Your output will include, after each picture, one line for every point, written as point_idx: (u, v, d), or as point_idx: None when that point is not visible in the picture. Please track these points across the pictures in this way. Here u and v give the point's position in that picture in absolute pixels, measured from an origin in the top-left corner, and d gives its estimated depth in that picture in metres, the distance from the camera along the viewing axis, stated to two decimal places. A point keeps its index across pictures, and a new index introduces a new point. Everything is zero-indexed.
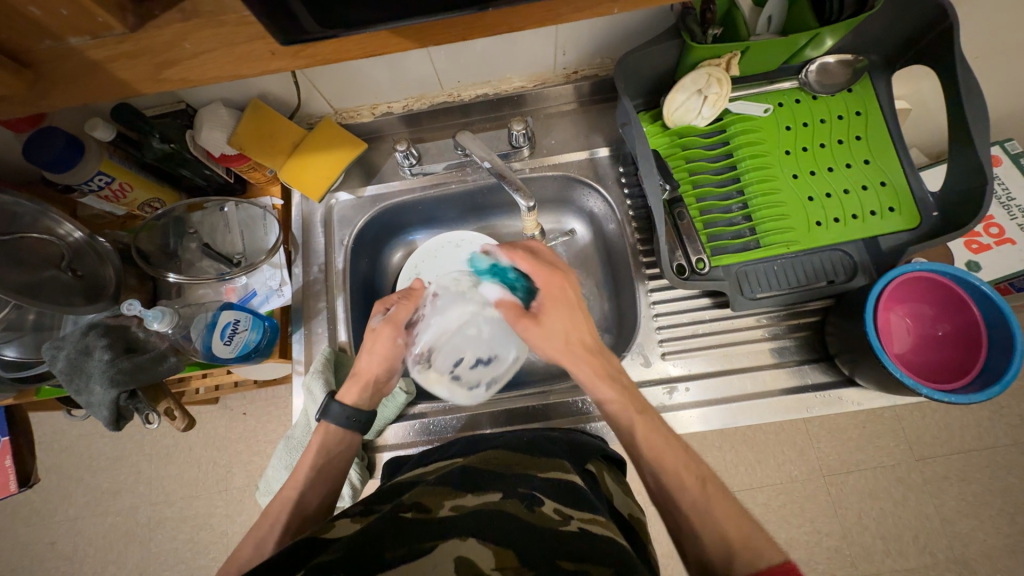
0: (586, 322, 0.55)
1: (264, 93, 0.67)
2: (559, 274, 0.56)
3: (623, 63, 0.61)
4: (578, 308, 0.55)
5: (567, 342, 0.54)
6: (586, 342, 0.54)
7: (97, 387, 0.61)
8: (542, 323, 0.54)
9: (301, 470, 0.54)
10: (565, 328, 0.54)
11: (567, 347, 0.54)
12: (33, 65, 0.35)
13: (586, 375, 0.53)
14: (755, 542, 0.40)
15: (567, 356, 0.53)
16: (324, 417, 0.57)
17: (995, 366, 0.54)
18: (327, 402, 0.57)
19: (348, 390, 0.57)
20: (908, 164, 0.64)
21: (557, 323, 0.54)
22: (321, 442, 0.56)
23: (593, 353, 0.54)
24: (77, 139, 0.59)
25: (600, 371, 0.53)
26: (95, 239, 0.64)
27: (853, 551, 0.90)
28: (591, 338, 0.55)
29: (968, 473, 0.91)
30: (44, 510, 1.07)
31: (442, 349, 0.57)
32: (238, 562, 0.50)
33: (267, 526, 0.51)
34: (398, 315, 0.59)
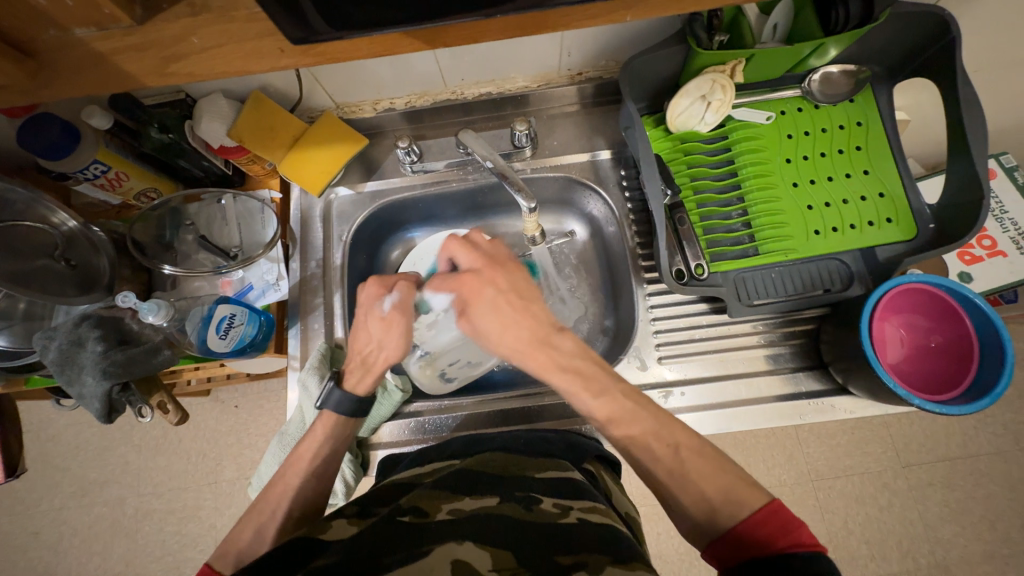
0: (519, 316, 0.49)
1: (265, 85, 0.66)
2: (468, 276, 0.50)
3: (629, 67, 0.61)
4: (501, 301, 0.49)
5: (505, 343, 0.49)
6: (527, 336, 0.48)
7: (88, 379, 0.60)
8: (476, 325, 0.50)
9: (306, 455, 0.53)
10: (493, 327, 0.49)
11: (507, 347, 0.49)
12: (36, 54, 0.34)
13: (534, 370, 0.49)
14: (734, 490, 0.42)
15: (512, 354, 0.49)
16: (326, 406, 0.55)
17: (986, 378, 0.55)
18: (330, 390, 0.55)
19: (360, 379, 0.56)
20: (907, 176, 0.64)
21: (489, 324, 0.49)
22: (326, 432, 0.55)
23: (536, 343, 0.48)
24: (73, 127, 0.58)
25: (548, 365, 0.48)
26: (89, 228, 0.63)
27: (838, 555, 0.91)
28: (531, 330, 0.48)
29: (952, 481, 0.92)
30: (29, 500, 1.06)
31: (443, 354, 0.67)
32: (233, 551, 0.50)
33: (266, 514, 0.51)
34: (404, 301, 0.54)
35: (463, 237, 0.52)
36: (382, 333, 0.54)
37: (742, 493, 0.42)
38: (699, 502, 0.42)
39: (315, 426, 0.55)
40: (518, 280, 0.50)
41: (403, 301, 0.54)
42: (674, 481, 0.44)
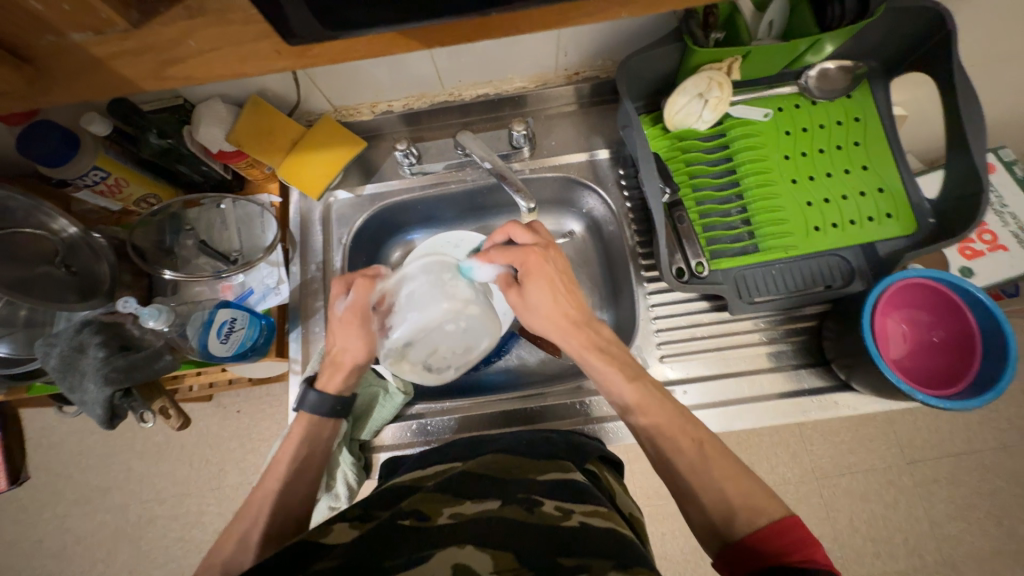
0: (570, 297, 0.53)
1: (263, 89, 0.66)
2: (535, 249, 0.52)
3: (626, 66, 0.61)
4: (559, 282, 0.52)
5: (552, 318, 0.52)
6: (572, 315, 0.52)
7: (89, 386, 0.60)
8: (527, 298, 0.52)
9: (284, 459, 0.54)
10: (549, 305, 0.52)
11: (552, 322, 0.52)
12: (35, 61, 0.35)
13: (574, 349, 0.52)
14: (754, 498, 0.42)
15: (554, 330, 0.52)
16: (303, 407, 0.56)
17: (988, 373, 0.54)
18: (305, 389, 0.56)
19: (330, 377, 0.57)
20: (906, 171, 0.64)
21: (541, 297, 0.52)
22: (302, 434, 0.55)
23: (582, 325, 0.52)
24: (72, 134, 0.58)
25: (586, 344, 0.52)
26: (89, 234, 0.62)
27: (844, 553, 0.91)
28: (578, 311, 0.52)
29: (958, 476, 0.92)
30: (32, 508, 1.06)
31: (417, 344, 0.54)
32: (218, 560, 0.50)
33: (246, 522, 0.51)
34: (358, 302, 0.55)
35: (525, 223, 0.56)
36: (342, 332, 0.56)
37: (761, 501, 0.42)
38: (718, 502, 0.43)
39: (295, 426, 0.56)
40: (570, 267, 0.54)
41: (358, 302, 0.55)
42: (695, 476, 0.44)
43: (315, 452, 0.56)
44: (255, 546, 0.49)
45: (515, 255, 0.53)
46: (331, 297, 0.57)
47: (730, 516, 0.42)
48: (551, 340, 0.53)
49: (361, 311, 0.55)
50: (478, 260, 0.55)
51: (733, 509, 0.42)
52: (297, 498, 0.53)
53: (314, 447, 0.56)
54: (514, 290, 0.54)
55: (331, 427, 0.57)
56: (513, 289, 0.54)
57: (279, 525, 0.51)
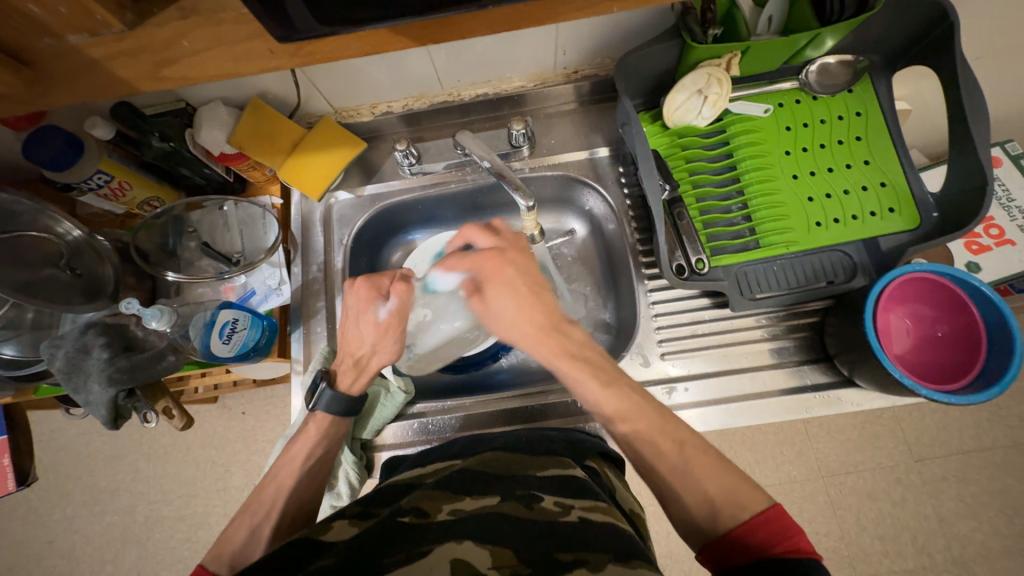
0: (535, 301, 0.50)
1: (264, 92, 0.67)
2: (490, 253, 0.53)
3: (624, 63, 0.61)
4: (521, 286, 0.51)
5: (516, 325, 0.50)
6: (539, 321, 0.50)
7: (95, 386, 0.61)
8: (489, 305, 0.52)
9: (299, 457, 0.54)
10: (508, 311, 0.50)
11: (516, 329, 0.51)
12: (33, 64, 0.35)
13: (544, 357, 0.50)
14: (736, 490, 0.42)
15: (520, 337, 0.50)
16: (318, 406, 0.56)
17: (994, 367, 0.54)
18: (321, 389, 0.56)
19: (352, 379, 0.57)
20: (908, 165, 0.63)
21: (503, 304, 0.51)
22: (320, 431, 0.55)
23: (549, 332, 0.50)
24: (75, 138, 0.59)
25: (558, 350, 0.49)
26: (93, 237, 0.63)
27: (851, 552, 0.90)
28: (544, 317, 0.50)
29: (967, 474, 0.90)
30: (41, 509, 1.07)
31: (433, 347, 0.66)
32: (226, 553, 0.50)
33: (260, 514, 0.51)
34: (400, 309, 0.56)
35: (484, 225, 0.57)
36: (376, 337, 0.56)
37: (743, 495, 0.42)
38: (700, 501, 0.42)
39: (309, 425, 0.56)
40: (535, 271, 0.52)
41: (398, 308, 0.56)
42: (677, 477, 0.44)
43: (330, 451, 0.56)
44: (266, 539, 0.50)
45: (478, 260, 0.53)
46: (368, 302, 0.56)
47: (714, 514, 0.41)
48: (520, 349, 0.51)
49: (399, 317, 0.56)
50: (438, 271, 0.57)
51: (717, 507, 0.41)
52: (299, 497, 0.53)
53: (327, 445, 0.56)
54: (479, 297, 0.53)
55: (346, 426, 0.58)
56: (478, 297, 0.53)
57: (289, 521, 0.52)
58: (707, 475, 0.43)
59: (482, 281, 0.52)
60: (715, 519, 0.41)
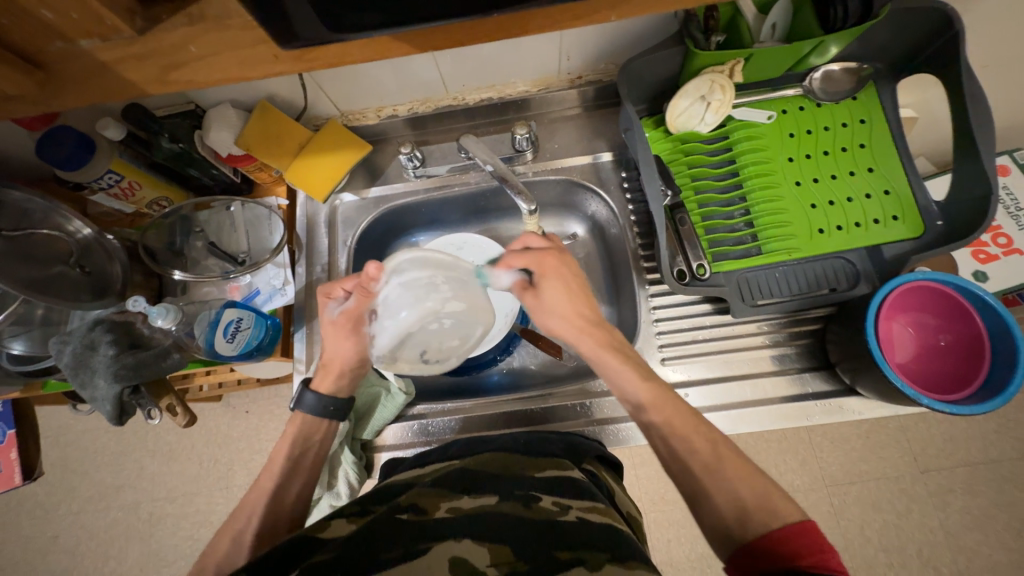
0: (584, 297, 0.55)
1: (272, 95, 0.68)
2: (550, 251, 0.55)
3: (627, 69, 0.62)
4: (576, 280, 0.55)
5: (567, 317, 0.54)
6: (588, 314, 0.54)
7: (101, 382, 0.61)
8: (542, 297, 0.55)
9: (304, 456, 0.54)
10: (564, 304, 0.54)
11: (567, 320, 0.54)
12: (44, 66, 0.36)
13: (591, 349, 0.53)
14: (770, 499, 0.41)
15: (571, 328, 0.54)
16: (299, 407, 0.58)
17: (998, 378, 0.53)
18: (300, 391, 0.58)
19: (324, 379, 0.58)
20: (912, 173, 0.63)
21: (555, 296, 0.54)
22: (295, 433, 0.57)
23: (598, 327, 0.54)
24: (88, 139, 0.60)
25: (604, 342, 0.53)
26: (104, 237, 0.65)
27: (855, 563, 0.89)
28: (595, 312, 0.54)
29: (974, 486, 0.89)
30: (48, 503, 1.08)
31: (405, 347, 0.53)
32: (215, 558, 0.49)
33: (242, 519, 0.51)
34: (353, 311, 0.56)
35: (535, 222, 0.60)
36: (332, 334, 0.57)
37: (775, 502, 0.41)
38: (731, 500, 0.42)
39: (289, 428, 0.57)
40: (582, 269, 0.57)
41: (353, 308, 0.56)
42: (710, 478, 0.44)
43: (307, 450, 0.56)
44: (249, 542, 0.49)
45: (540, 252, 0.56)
46: (326, 301, 0.58)
47: (744, 518, 0.41)
48: (567, 342, 0.54)
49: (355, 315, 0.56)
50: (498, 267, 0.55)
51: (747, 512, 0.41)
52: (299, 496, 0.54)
53: (304, 445, 0.56)
54: (531, 290, 0.55)
55: (328, 428, 0.58)
56: (529, 290, 0.56)
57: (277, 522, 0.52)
58: (741, 479, 0.43)
59: (535, 274, 0.55)
60: (743, 524, 0.40)
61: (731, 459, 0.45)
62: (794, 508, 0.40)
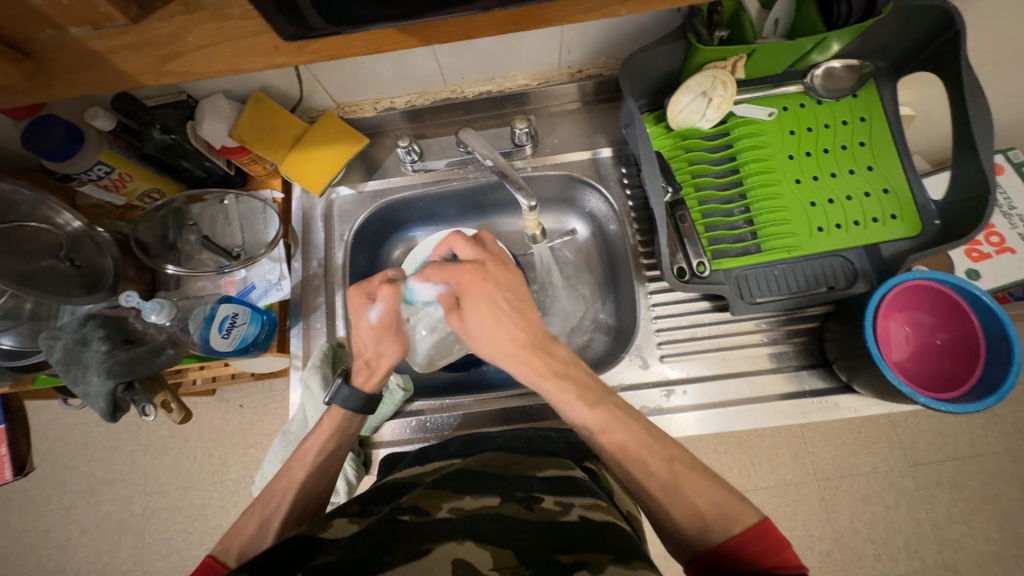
0: (518, 320, 0.51)
1: (266, 85, 0.67)
2: (468, 267, 0.52)
3: (629, 63, 0.61)
4: (501, 302, 0.51)
5: (497, 345, 0.51)
6: (522, 340, 0.50)
7: (94, 378, 0.60)
8: (467, 322, 0.52)
9: (312, 449, 0.54)
10: (490, 327, 0.51)
11: (497, 347, 0.51)
12: (33, 55, 0.35)
13: (527, 377, 0.51)
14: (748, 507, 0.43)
15: (501, 356, 0.51)
16: (334, 401, 0.56)
17: (992, 377, 0.54)
18: (337, 384, 0.56)
19: (368, 375, 0.58)
20: (911, 171, 0.63)
21: (481, 321, 0.51)
22: (333, 427, 0.55)
23: (536, 350, 0.51)
24: (76, 128, 0.59)
25: (541, 369, 0.50)
26: (93, 229, 0.63)
27: (844, 555, 0.91)
28: (530, 335, 0.51)
29: (961, 480, 0.91)
30: (38, 498, 1.07)
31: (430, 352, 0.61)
32: (237, 542, 0.50)
33: (271, 505, 0.52)
34: (387, 318, 0.55)
35: (469, 235, 0.55)
36: (375, 340, 0.56)
37: (734, 509, 0.42)
38: (690, 516, 0.43)
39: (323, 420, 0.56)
40: (517, 286, 0.52)
41: (388, 309, 0.55)
42: (666, 495, 0.44)
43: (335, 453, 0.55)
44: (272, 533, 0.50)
45: (458, 278, 0.52)
46: (353, 308, 0.56)
47: (704, 529, 0.42)
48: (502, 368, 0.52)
49: (391, 318, 0.55)
50: (416, 280, 0.56)
51: (713, 510, 0.42)
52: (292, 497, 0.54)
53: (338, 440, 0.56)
54: (457, 314, 0.53)
55: (359, 421, 0.58)
56: (456, 313, 0.53)
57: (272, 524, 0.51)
58: (697, 491, 0.44)
59: (460, 298, 0.52)
60: (705, 534, 0.42)
61: (687, 474, 0.45)
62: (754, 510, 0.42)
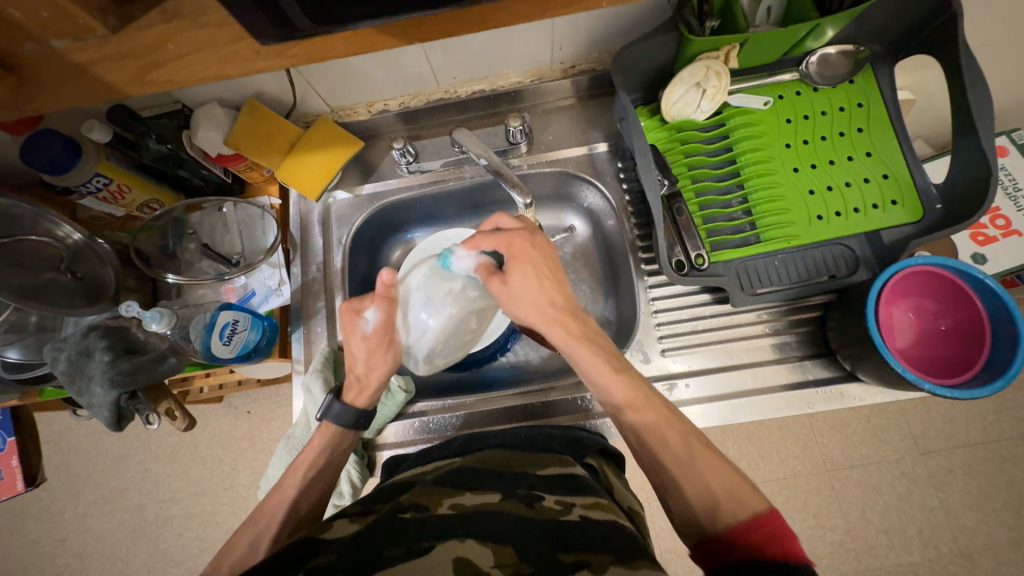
0: (557, 283, 0.53)
1: (260, 92, 0.67)
2: (519, 233, 0.54)
3: (620, 57, 0.61)
4: (544, 267, 0.53)
5: (539, 306, 0.52)
6: (559, 301, 0.53)
7: (97, 388, 0.61)
8: (510, 285, 0.54)
9: (303, 464, 0.55)
10: (530, 289, 0.53)
11: (537, 309, 0.53)
12: (17, 68, 0.35)
13: (562, 339, 0.52)
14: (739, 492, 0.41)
15: (541, 318, 0.52)
16: (326, 417, 0.57)
17: (998, 361, 0.53)
18: (328, 402, 0.57)
19: (357, 394, 0.58)
20: (910, 155, 0.63)
21: (525, 284, 0.53)
22: (324, 443, 0.56)
23: (567, 313, 0.52)
24: (73, 141, 0.59)
25: (578, 334, 0.52)
26: (94, 241, 0.63)
27: (857, 546, 0.90)
28: (564, 300, 0.53)
29: (974, 467, 0.90)
30: (53, 508, 1.08)
31: (460, 346, 0.68)
32: (228, 560, 0.50)
33: (263, 524, 0.51)
34: (382, 324, 0.57)
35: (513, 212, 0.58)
36: (368, 352, 0.58)
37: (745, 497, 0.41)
38: (700, 493, 0.42)
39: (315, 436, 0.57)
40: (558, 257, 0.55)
41: (382, 320, 0.57)
42: (681, 468, 0.44)
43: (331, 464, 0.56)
44: (267, 547, 0.50)
45: (503, 245, 0.54)
46: (347, 322, 0.58)
47: (714, 511, 0.41)
48: (538, 330, 0.53)
49: (386, 328, 0.58)
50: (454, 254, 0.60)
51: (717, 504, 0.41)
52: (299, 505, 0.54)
53: (335, 453, 0.57)
54: (498, 279, 0.55)
55: (350, 437, 0.58)
56: (496, 278, 0.56)
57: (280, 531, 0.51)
58: (709, 469, 0.43)
59: (508, 261, 0.54)
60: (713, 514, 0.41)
61: (701, 454, 0.45)
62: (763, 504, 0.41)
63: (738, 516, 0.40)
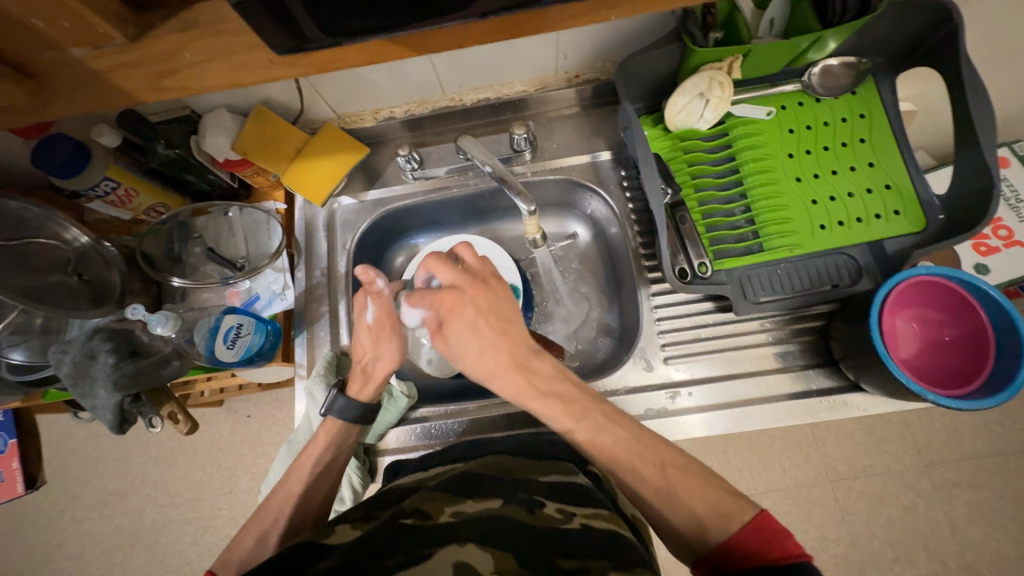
0: (496, 339, 0.48)
1: (268, 99, 0.68)
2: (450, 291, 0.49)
3: (624, 67, 0.61)
4: (483, 321, 0.49)
5: (478, 364, 0.49)
6: (506, 360, 0.48)
7: (100, 391, 0.61)
8: (449, 343, 0.49)
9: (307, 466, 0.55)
10: (473, 347, 0.48)
11: (479, 367, 0.49)
12: (35, 75, 0.36)
13: (511, 395, 0.49)
14: (721, 503, 0.43)
15: (487, 377, 0.49)
16: (330, 412, 0.57)
17: (1002, 373, 0.53)
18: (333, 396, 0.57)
19: (360, 388, 0.58)
20: (913, 166, 0.63)
21: (462, 343, 0.49)
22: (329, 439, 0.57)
23: (521, 369, 0.48)
24: (84, 145, 0.60)
25: (528, 390, 0.48)
26: (101, 244, 0.64)
27: (861, 558, 0.89)
28: (511, 354, 0.48)
29: (978, 479, 0.89)
30: (51, 512, 1.08)
31: None
32: (229, 555, 0.52)
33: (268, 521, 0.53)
34: (383, 313, 0.55)
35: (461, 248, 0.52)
36: (374, 339, 0.56)
37: (733, 506, 0.43)
38: (688, 518, 0.43)
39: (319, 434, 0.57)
40: (498, 303, 0.49)
41: (381, 310, 0.55)
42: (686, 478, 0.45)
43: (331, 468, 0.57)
44: (273, 544, 0.51)
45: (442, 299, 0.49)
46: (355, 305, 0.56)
47: (703, 530, 0.42)
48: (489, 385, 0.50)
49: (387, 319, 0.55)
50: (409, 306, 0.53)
51: (704, 522, 0.42)
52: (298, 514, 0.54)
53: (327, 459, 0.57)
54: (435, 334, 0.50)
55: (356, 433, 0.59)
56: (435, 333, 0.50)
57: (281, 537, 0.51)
58: (693, 495, 0.44)
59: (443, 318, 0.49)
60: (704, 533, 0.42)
61: (680, 479, 0.45)
62: (747, 503, 0.43)
63: (727, 530, 0.41)
